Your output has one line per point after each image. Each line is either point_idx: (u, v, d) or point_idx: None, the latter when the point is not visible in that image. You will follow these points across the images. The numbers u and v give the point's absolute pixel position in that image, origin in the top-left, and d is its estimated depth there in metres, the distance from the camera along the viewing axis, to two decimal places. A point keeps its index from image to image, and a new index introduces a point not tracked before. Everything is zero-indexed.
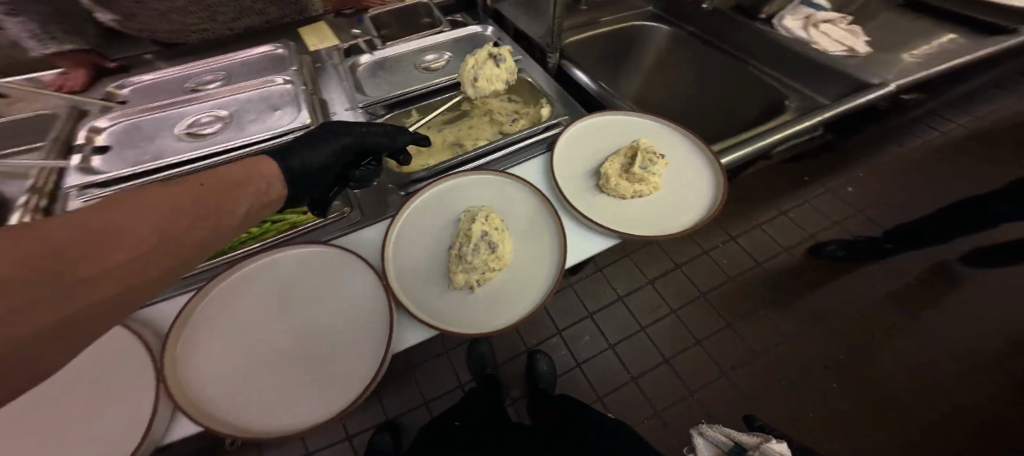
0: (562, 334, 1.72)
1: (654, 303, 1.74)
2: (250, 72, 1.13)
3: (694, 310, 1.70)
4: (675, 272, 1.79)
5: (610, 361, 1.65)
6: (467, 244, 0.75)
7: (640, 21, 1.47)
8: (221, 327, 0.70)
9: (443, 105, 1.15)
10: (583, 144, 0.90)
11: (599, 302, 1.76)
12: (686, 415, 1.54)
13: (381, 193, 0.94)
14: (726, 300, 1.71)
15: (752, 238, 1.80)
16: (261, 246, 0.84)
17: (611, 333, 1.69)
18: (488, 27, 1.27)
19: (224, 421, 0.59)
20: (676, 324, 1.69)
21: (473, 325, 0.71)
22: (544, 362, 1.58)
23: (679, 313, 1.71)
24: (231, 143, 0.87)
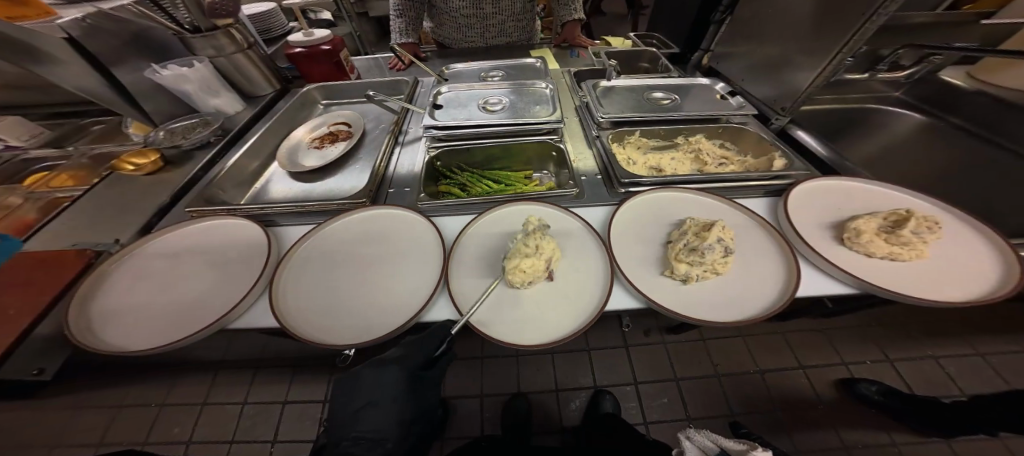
0: (636, 385, 1.69)
1: (761, 395, 1.55)
2: (520, 76, 1.58)
3: (807, 422, 1.48)
4: (797, 373, 1.57)
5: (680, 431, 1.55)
6: (699, 241, 0.82)
7: (874, 105, 1.47)
8: (479, 248, 1.00)
9: (662, 135, 1.29)
10: (817, 198, 0.94)
11: (688, 372, 1.68)
12: None
13: (605, 185, 1.14)
14: (851, 421, 1.45)
15: (918, 369, 1.47)
16: (510, 198, 1.15)
17: (694, 406, 1.59)
18: (717, 82, 1.39)
19: (480, 315, 0.83)
20: (772, 426, 1.48)
21: (683, 312, 0.78)
22: (608, 404, 1.59)
23: (779, 412, 1.51)
24: (514, 121, 1.31)
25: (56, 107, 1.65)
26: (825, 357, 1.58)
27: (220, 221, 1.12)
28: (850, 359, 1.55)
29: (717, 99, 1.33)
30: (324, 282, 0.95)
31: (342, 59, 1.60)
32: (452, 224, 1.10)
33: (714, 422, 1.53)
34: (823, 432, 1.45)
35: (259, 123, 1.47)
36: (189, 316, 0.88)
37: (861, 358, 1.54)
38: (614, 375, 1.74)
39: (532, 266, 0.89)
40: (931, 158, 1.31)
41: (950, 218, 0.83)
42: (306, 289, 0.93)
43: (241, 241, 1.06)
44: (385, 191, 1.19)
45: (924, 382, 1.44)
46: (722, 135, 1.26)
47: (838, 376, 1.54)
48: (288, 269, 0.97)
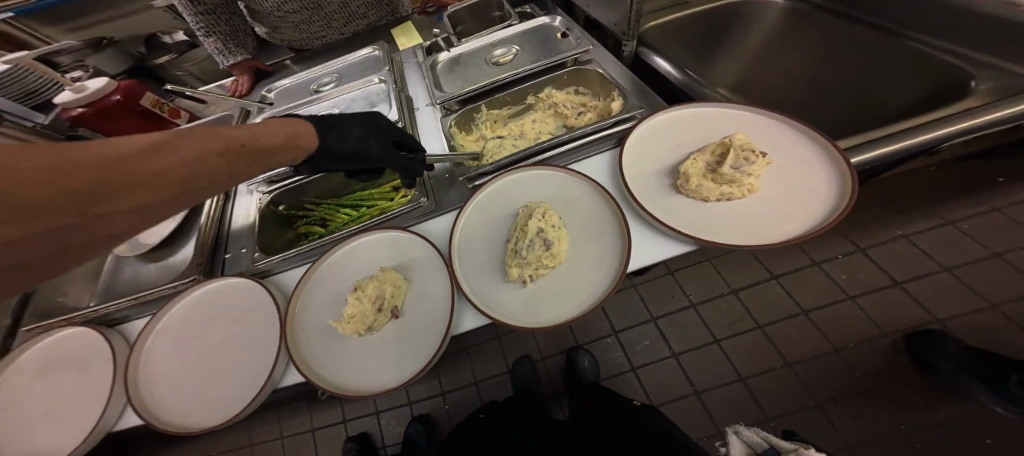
0: (618, 335, 1.78)
1: (737, 316, 1.68)
2: (356, 72, 1.35)
3: (785, 329, 1.60)
4: (773, 284, 1.68)
5: (670, 370, 1.66)
6: (522, 238, 0.73)
7: None
8: (323, 297, 0.88)
9: (510, 101, 1.14)
10: (657, 140, 0.82)
11: (664, 309, 1.77)
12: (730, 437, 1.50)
13: (451, 183, 1.01)
14: (836, 319, 1.56)
15: (886, 251, 1.59)
16: (357, 228, 1.01)
17: (676, 341, 1.69)
18: (557, 17, 1.19)
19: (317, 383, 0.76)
20: (764, 342, 1.60)
21: (520, 319, 0.71)
22: (584, 359, 1.64)
23: (767, 329, 1.62)
24: None
25: None
26: (801, 261, 1.68)
27: (56, 334, 1.01)
28: (821, 257, 1.67)
29: (558, 39, 1.14)
30: (172, 375, 0.86)
31: (147, 106, 1.38)
32: (294, 277, 0.98)
33: (703, 354, 1.64)
34: (804, 330, 1.58)
35: None
36: (62, 433, 0.85)
37: (834, 255, 1.65)
38: (592, 331, 1.82)
39: (369, 310, 0.80)
40: (807, 50, 1.20)
41: (794, 131, 0.73)
42: (151, 388, 0.84)
43: (89, 348, 0.97)
44: (223, 257, 1.06)
45: (898, 261, 1.57)
46: (571, 81, 1.11)
47: (820, 276, 1.64)
48: (137, 369, 0.87)
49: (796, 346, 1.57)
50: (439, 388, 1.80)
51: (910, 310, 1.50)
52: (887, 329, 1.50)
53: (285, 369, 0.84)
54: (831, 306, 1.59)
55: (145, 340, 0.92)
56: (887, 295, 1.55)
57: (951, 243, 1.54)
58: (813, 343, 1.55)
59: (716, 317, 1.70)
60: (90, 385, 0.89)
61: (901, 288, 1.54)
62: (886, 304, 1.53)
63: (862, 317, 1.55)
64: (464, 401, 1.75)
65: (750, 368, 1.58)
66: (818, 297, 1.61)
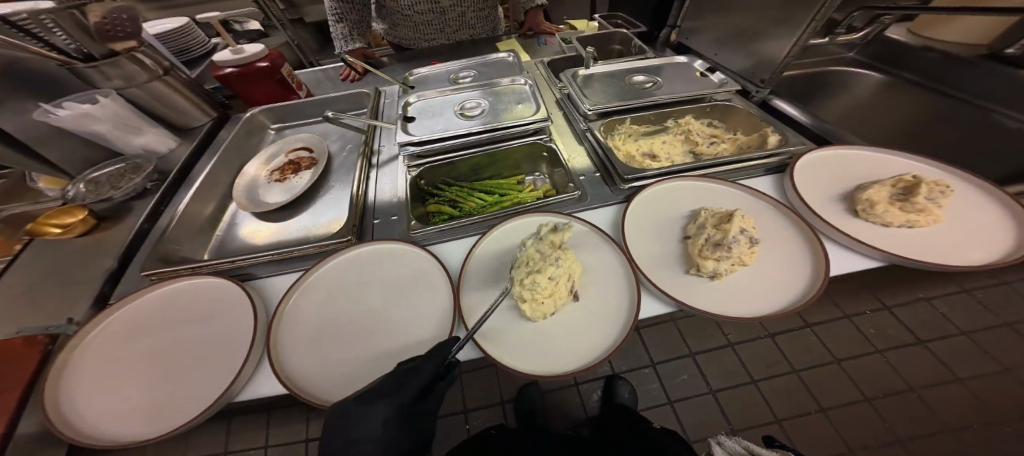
0: (655, 366, 1.79)
1: (774, 360, 1.73)
2: (493, 73, 1.47)
3: (823, 379, 1.64)
4: (805, 332, 1.78)
5: (707, 406, 1.64)
6: (723, 235, 0.79)
7: (833, 67, 1.55)
8: (493, 271, 0.92)
9: (650, 121, 1.26)
10: (820, 171, 0.94)
11: (704, 345, 1.80)
12: None
13: (607, 182, 1.09)
14: (868, 370, 1.62)
15: (915, 312, 1.72)
16: (511, 212, 1.09)
17: (713, 377, 1.70)
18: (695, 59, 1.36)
19: (503, 352, 0.76)
20: (799, 387, 1.64)
21: (719, 309, 0.74)
22: (623, 391, 1.64)
23: (802, 374, 1.67)
24: (497, 123, 1.21)
25: None
26: (832, 313, 1.79)
27: (180, 280, 0.97)
28: (851, 312, 1.78)
29: (698, 77, 1.30)
30: (325, 333, 0.84)
31: (284, 76, 1.43)
32: (450, 250, 1.01)
33: (742, 394, 1.65)
34: (837, 377, 1.63)
35: (201, 159, 1.29)
36: (188, 386, 0.77)
37: (863, 310, 1.77)
38: (631, 358, 1.84)
39: (554, 289, 0.81)
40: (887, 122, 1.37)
41: (960, 181, 0.85)
42: (307, 341, 0.82)
43: (218, 298, 0.93)
44: (370, 222, 1.08)
45: (924, 321, 1.69)
46: (709, 114, 1.24)
47: (850, 329, 1.74)
48: (287, 320, 0.86)
49: (835, 395, 1.60)
50: (462, 404, 1.69)
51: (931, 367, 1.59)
52: (911, 382, 1.57)
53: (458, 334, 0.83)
54: (855, 360, 1.66)
55: (296, 293, 0.91)
56: (912, 351, 1.63)
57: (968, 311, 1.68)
58: (846, 390, 1.59)
59: (754, 357, 1.75)
60: (234, 335, 0.85)
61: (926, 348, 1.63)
62: (909, 361, 1.61)
63: (886, 369, 1.62)
64: (491, 413, 1.68)
65: (789, 411, 1.59)
66: (846, 348, 1.69)
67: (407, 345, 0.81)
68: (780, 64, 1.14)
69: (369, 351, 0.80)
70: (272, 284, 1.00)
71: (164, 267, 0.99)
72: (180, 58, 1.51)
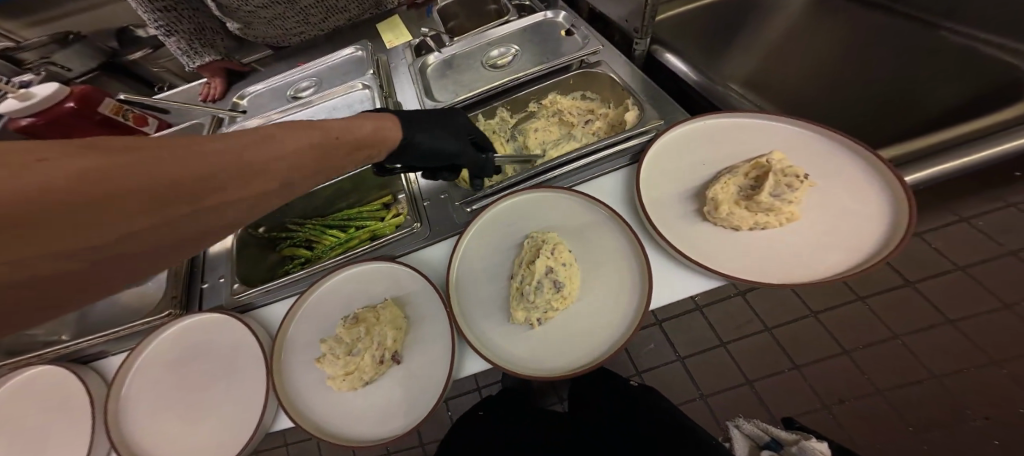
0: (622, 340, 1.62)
1: (745, 320, 1.50)
2: (337, 76, 1.23)
3: (803, 332, 1.42)
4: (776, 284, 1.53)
5: (676, 375, 1.50)
6: (529, 279, 0.66)
7: None
8: (312, 336, 0.82)
9: (510, 109, 1.03)
10: (680, 158, 0.74)
11: (671, 311, 1.60)
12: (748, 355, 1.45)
13: (448, 207, 0.91)
14: (845, 322, 1.39)
15: None
16: (343, 260, 0.93)
17: (682, 345, 1.54)
18: (560, 12, 1.09)
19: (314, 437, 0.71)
20: (773, 345, 1.44)
21: (527, 369, 0.62)
22: None
23: (776, 332, 1.45)
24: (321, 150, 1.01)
25: None
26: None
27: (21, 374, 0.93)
28: None
29: (562, 37, 1.04)
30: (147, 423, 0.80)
31: (106, 114, 1.22)
32: (279, 312, 0.92)
33: (709, 359, 1.48)
34: (810, 330, 1.42)
35: None
36: None
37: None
38: None
39: (363, 362, 0.73)
40: (836, 44, 1.12)
41: (838, 150, 0.65)
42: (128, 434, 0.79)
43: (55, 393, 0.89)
44: (198, 287, 1.00)
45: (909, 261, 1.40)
46: (577, 86, 1.00)
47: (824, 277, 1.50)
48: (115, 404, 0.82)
49: (810, 350, 1.40)
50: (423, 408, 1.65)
51: (916, 310, 1.32)
52: (894, 329, 1.33)
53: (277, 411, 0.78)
54: (838, 309, 1.41)
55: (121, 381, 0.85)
56: (896, 296, 1.36)
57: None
58: (821, 346, 1.39)
59: (725, 319, 1.53)
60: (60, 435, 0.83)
61: (913, 289, 1.34)
62: (893, 305, 1.35)
63: (869, 320, 1.37)
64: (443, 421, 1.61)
65: (757, 373, 1.42)
66: (828, 297, 1.43)
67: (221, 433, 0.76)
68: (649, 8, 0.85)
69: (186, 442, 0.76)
70: (115, 364, 0.95)
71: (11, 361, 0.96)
72: None
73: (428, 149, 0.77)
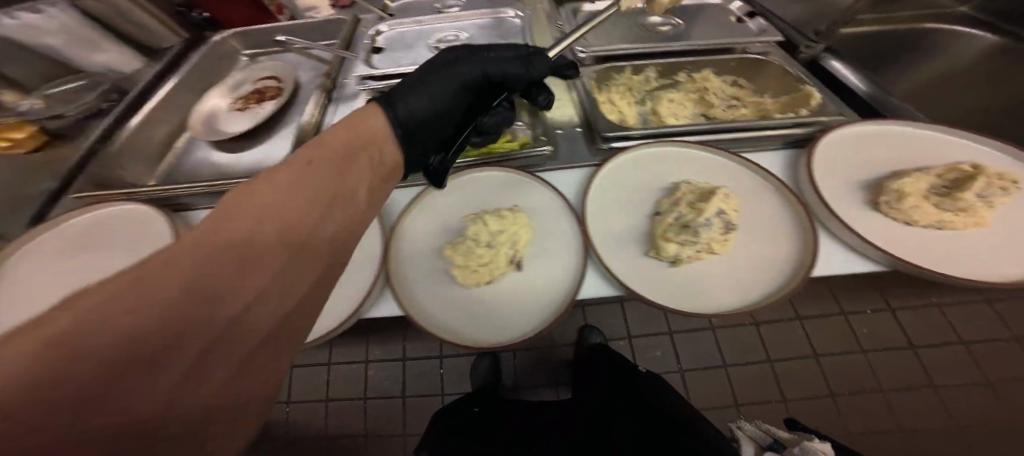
0: (631, 341, 1.59)
1: (752, 346, 1.55)
2: (483, 1, 1.29)
3: (797, 369, 1.49)
4: (792, 324, 1.57)
5: (673, 384, 1.50)
6: (692, 215, 0.65)
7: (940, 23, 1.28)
8: (429, 228, 0.83)
9: (657, 72, 1.01)
10: (853, 150, 0.73)
11: (686, 325, 1.61)
12: (754, 382, 1.49)
13: (586, 140, 0.93)
14: (842, 368, 1.47)
15: (915, 315, 1.52)
16: (468, 162, 0.94)
17: (686, 357, 1.55)
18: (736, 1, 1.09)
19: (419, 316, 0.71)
20: (769, 376, 1.49)
21: (671, 300, 0.63)
22: (595, 336, 1.49)
23: (776, 364, 1.51)
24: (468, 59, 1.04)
25: None
26: (827, 308, 1.57)
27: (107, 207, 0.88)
28: (850, 309, 1.56)
29: (733, 22, 1.03)
30: None
31: None
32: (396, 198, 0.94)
33: (710, 374, 1.51)
34: (809, 370, 1.48)
35: (165, 79, 1.18)
36: None
37: (863, 308, 1.55)
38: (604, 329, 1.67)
39: (485, 258, 0.74)
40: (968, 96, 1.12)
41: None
42: None
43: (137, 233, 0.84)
44: None
45: (922, 326, 1.51)
46: (736, 70, 0.99)
47: (841, 326, 1.54)
48: None
49: (801, 387, 1.46)
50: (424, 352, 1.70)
51: (918, 374, 1.44)
52: (881, 383, 1.44)
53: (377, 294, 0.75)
54: (840, 356, 1.49)
55: None
56: (895, 356, 1.47)
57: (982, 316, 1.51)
58: (815, 385, 1.46)
59: (732, 342, 1.56)
60: None
61: (913, 353, 1.47)
62: (886, 363, 1.47)
63: (864, 369, 1.47)
64: (426, 381, 1.59)
65: (748, 398, 1.45)
66: (834, 344, 1.51)
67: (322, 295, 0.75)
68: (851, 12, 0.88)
69: None
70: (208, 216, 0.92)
71: (98, 191, 0.92)
72: None
73: (426, 115, 0.59)
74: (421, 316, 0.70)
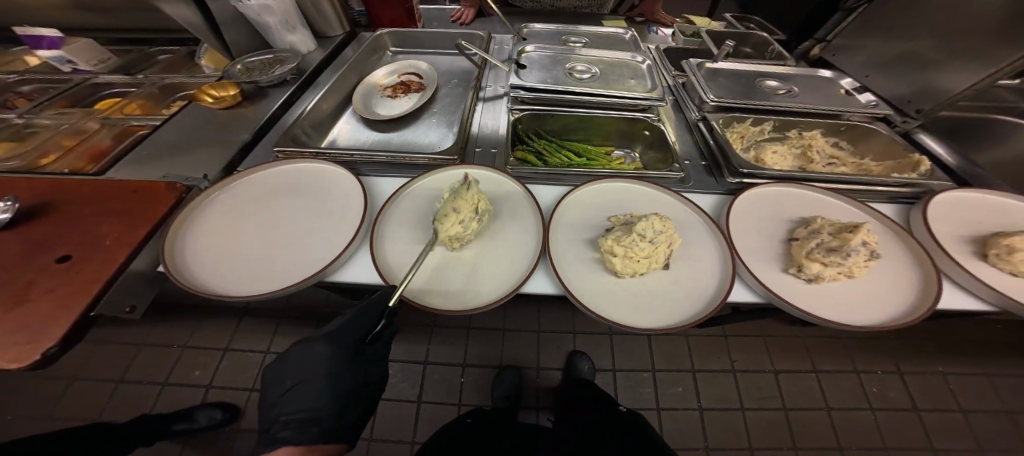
0: (654, 372, 1.76)
1: (768, 391, 1.68)
2: (603, 44, 1.62)
3: (805, 421, 1.60)
4: (808, 376, 1.72)
5: (689, 420, 1.62)
6: (836, 243, 0.79)
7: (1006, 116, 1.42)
8: (580, 226, 0.99)
9: (773, 126, 1.21)
10: (955, 210, 0.89)
11: (708, 365, 1.76)
12: (773, 427, 1.59)
13: (713, 172, 1.10)
14: (856, 423, 1.58)
15: (925, 383, 1.66)
16: (609, 174, 1.11)
17: (707, 396, 1.67)
18: (842, 76, 1.31)
19: (582, 297, 0.83)
20: (783, 422, 1.60)
21: (816, 312, 0.75)
22: (584, 366, 1.69)
23: (790, 413, 1.62)
24: (601, 86, 1.32)
25: (126, 34, 1.66)
26: (842, 364, 1.73)
27: (303, 167, 1.08)
28: (863, 367, 1.72)
29: (842, 95, 1.25)
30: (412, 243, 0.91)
31: (414, 5, 1.54)
32: (544, 194, 1.10)
33: (729, 417, 1.62)
34: (818, 422, 1.59)
35: (332, 66, 1.41)
36: (292, 257, 0.86)
37: (877, 369, 1.71)
38: (630, 359, 1.81)
39: (643, 256, 0.86)
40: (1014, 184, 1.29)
41: None
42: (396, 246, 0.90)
43: (331, 194, 1.02)
44: (472, 149, 1.20)
45: (930, 393, 1.64)
46: (842, 134, 1.19)
47: (853, 383, 1.68)
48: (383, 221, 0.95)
49: (814, 438, 1.56)
50: (461, 357, 1.83)
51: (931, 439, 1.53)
52: (887, 440, 1.53)
53: (536, 273, 0.89)
54: (854, 411, 1.61)
55: (396, 201, 1.00)
56: (909, 418, 1.58)
57: (983, 392, 1.64)
58: (823, 436, 1.56)
59: (750, 387, 1.70)
60: (334, 227, 0.94)
61: (917, 414, 1.59)
62: (893, 425, 1.57)
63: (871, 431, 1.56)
64: (443, 390, 1.73)
65: (764, 443, 1.55)
66: (844, 399, 1.64)
67: (491, 268, 0.89)
68: (954, 95, 1.08)
69: (457, 266, 0.89)
70: (377, 183, 1.09)
71: (292, 148, 1.11)
72: None
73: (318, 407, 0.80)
74: (584, 298, 0.83)
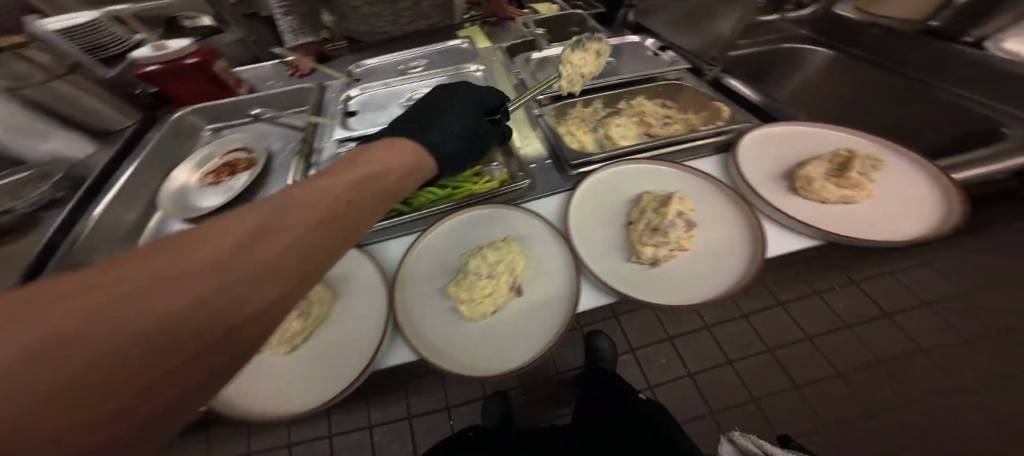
0: (635, 352, 1.73)
1: (748, 339, 1.70)
2: (443, 61, 1.46)
3: (796, 353, 1.66)
4: (777, 309, 1.77)
5: (684, 389, 1.61)
6: (660, 219, 0.77)
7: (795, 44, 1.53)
8: (428, 275, 0.86)
9: (602, 103, 1.23)
10: (766, 148, 0.92)
11: (680, 329, 1.76)
12: (760, 367, 1.64)
13: (557, 170, 1.04)
14: (831, 343, 1.66)
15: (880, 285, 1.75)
16: (455, 205, 1.00)
17: (690, 360, 1.68)
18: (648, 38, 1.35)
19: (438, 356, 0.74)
20: (773, 364, 1.64)
21: (659, 298, 0.72)
22: (604, 343, 1.58)
23: (777, 352, 1.66)
24: None
25: None
26: (800, 291, 1.79)
27: None
28: (821, 288, 1.78)
29: (651, 55, 1.29)
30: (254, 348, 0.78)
31: (218, 72, 1.32)
32: (390, 250, 0.94)
33: (718, 375, 1.63)
34: (807, 353, 1.65)
35: (120, 166, 1.22)
36: None
37: (833, 285, 1.77)
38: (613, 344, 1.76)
39: (483, 290, 0.78)
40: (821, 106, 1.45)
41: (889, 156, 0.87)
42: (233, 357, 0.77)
43: None
44: None
45: (888, 294, 1.73)
46: (662, 94, 1.23)
47: (820, 305, 1.74)
48: None
49: (804, 371, 1.61)
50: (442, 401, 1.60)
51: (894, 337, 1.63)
52: (879, 354, 1.61)
53: (391, 343, 0.77)
54: (831, 333, 1.68)
55: None
56: (876, 326, 1.66)
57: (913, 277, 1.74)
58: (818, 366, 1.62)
59: (730, 337, 1.72)
60: None
61: (890, 319, 1.67)
62: (874, 334, 1.65)
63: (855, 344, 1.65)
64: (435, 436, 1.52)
65: (761, 390, 1.59)
66: (817, 322, 1.71)
67: (340, 353, 0.77)
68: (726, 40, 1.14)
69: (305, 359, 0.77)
70: None
71: None
72: (96, 57, 1.29)
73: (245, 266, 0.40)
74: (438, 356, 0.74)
